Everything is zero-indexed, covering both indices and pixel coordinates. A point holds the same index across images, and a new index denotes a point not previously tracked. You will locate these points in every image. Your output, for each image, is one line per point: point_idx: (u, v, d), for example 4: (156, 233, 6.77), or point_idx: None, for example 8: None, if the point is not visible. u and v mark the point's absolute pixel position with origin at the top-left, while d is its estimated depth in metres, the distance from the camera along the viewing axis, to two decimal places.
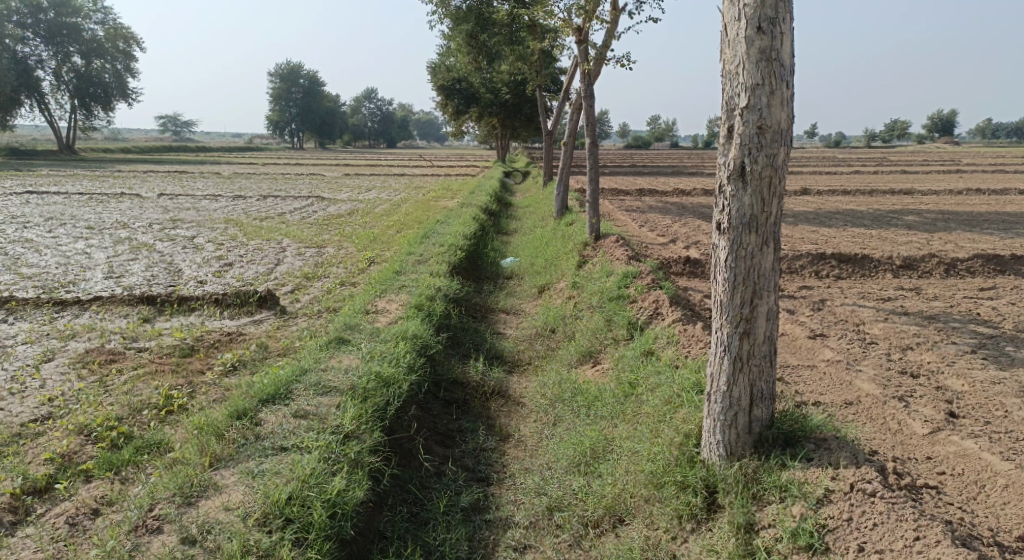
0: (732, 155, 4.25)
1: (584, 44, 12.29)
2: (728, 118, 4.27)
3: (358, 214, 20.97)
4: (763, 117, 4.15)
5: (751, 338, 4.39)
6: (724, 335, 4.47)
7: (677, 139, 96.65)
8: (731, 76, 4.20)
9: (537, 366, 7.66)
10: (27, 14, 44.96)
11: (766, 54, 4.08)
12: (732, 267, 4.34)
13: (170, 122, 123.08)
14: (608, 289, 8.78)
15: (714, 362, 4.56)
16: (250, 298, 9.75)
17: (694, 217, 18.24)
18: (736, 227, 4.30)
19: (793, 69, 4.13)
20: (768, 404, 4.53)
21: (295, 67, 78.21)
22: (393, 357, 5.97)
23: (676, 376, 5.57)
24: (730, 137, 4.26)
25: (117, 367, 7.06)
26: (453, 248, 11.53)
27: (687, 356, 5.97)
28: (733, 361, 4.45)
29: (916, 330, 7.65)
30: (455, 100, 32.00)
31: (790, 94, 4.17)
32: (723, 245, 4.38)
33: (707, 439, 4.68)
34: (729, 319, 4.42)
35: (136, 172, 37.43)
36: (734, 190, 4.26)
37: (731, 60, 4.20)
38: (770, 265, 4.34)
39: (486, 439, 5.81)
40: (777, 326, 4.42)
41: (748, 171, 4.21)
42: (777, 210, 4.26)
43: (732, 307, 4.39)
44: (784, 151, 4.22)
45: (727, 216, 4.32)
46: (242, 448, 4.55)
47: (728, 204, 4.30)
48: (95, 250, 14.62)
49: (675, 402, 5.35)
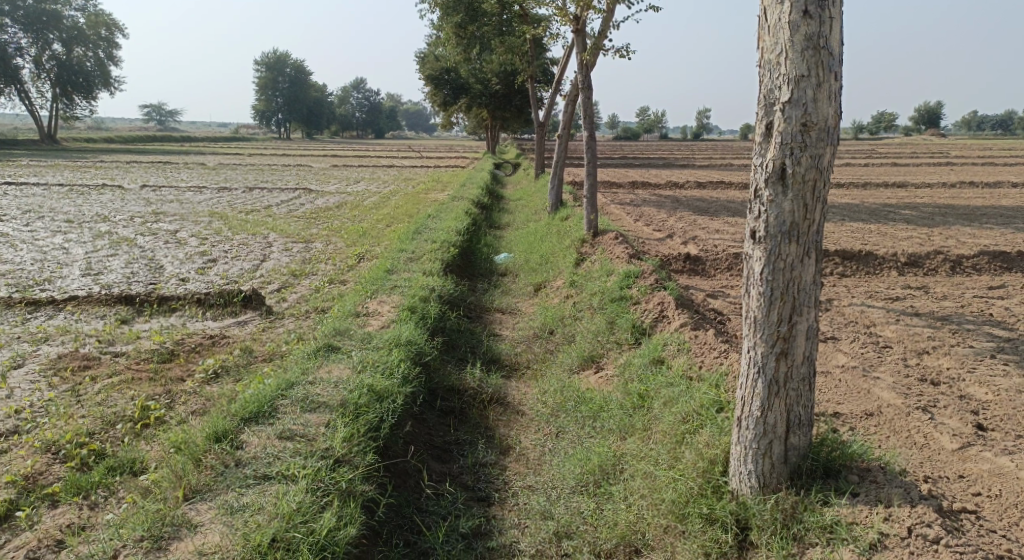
0: (771, 156, 3.92)
1: (581, 34, 11.89)
2: (767, 113, 3.92)
3: (346, 207, 20.50)
4: (808, 112, 3.80)
5: (789, 357, 4.07)
6: (758, 354, 4.13)
7: (665, 131, 96.47)
8: (771, 66, 3.86)
9: (536, 370, 7.30)
10: (5, 1, 43.98)
11: (814, 42, 3.73)
12: (769, 281, 4.01)
13: (156, 111, 121.76)
14: (609, 290, 8.42)
15: (746, 384, 4.23)
16: (235, 298, 9.33)
17: (688, 211, 17.92)
18: (775, 236, 3.96)
19: (841, 59, 3.79)
20: (805, 431, 4.21)
21: (282, 57, 77.35)
22: (386, 367, 5.58)
23: (693, 391, 5.22)
24: (769, 136, 3.92)
25: (90, 375, 6.65)
26: (446, 244, 11.13)
27: (699, 367, 5.63)
28: (769, 382, 4.11)
29: (930, 333, 7.34)
30: (444, 90, 31.60)
31: (838, 87, 3.83)
32: (758, 256, 4.04)
33: (737, 468, 4.34)
34: (765, 338, 4.08)
35: (119, 162, 36.71)
36: (773, 195, 3.94)
37: (772, 48, 3.86)
38: (811, 278, 4.01)
39: (486, 454, 5.45)
40: (817, 345, 4.10)
41: (790, 174, 3.87)
42: (819, 217, 3.93)
43: (768, 324, 4.06)
44: (830, 152, 3.88)
45: (765, 223, 3.98)
46: (221, 477, 4.16)
47: (766, 211, 3.97)
48: (74, 246, 14.12)
49: (693, 420, 5.01)
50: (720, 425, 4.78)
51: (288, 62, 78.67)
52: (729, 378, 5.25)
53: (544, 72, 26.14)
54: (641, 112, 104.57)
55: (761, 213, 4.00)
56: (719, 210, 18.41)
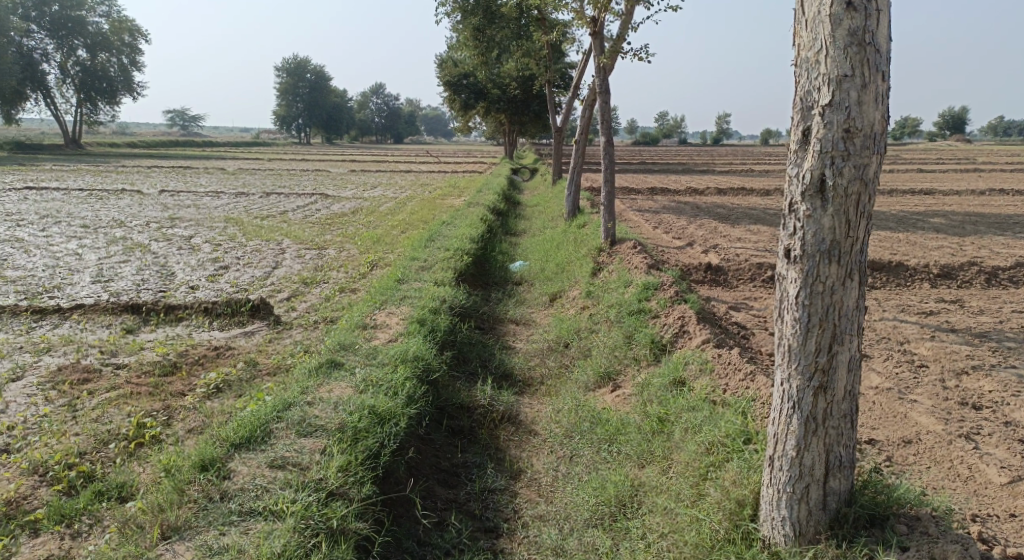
0: (809, 166, 3.59)
1: (600, 36, 11.58)
2: (804, 118, 3.60)
3: (362, 212, 20.32)
4: (852, 117, 3.47)
5: (829, 389, 3.73)
6: (793, 388, 3.79)
7: (685, 137, 95.76)
8: (810, 65, 3.54)
9: (551, 387, 6.98)
10: (32, 7, 44.41)
11: (859, 37, 3.40)
12: (807, 307, 3.67)
13: (179, 117, 123.01)
14: (627, 302, 8.08)
15: (779, 418, 3.89)
16: (243, 307, 9.09)
17: (709, 218, 17.54)
18: (812, 256, 3.63)
19: (888, 57, 3.46)
20: (846, 474, 3.85)
21: (303, 62, 77.75)
22: (391, 387, 5.29)
23: (718, 420, 4.88)
24: (807, 143, 3.59)
25: (88, 388, 6.41)
26: (459, 252, 10.85)
27: (723, 391, 5.29)
28: (804, 418, 3.77)
29: (968, 351, 6.93)
30: (463, 95, 31.15)
31: (884, 88, 3.50)
32: (793, 278, 3.71)
33: (769, 514, 4.00)
34: (801, 369, 3.75)
35: (140, 167, 36.97)
36: (811, 209, 3.60)
37: (810, 44, 3.54)
38: (854, 303, 3.67)
39: (495, 479, 5.13)
40: (860, 378, 3.76)
41: (830, 185, 3.54)
42: (863, 234, 3.60)
43: (805, 355, 3.73)
44: (876, 160, 3.55)
45: (802, 241, 3.65)
46: (205, 511, 3.88)
47: (803, 227, 3.64)
48: (87, 251, 14.02)
49: (718, 453, 4.68)
50: (748, 461, 4.44)
51: (309, 67, 79.04)
52: (756, 404, 4.91)
53: (563, 77, 25.85)
54: (661, 116, 104.24)
55: (798, 230, 3.68)
56: (741, 217, 17.98)
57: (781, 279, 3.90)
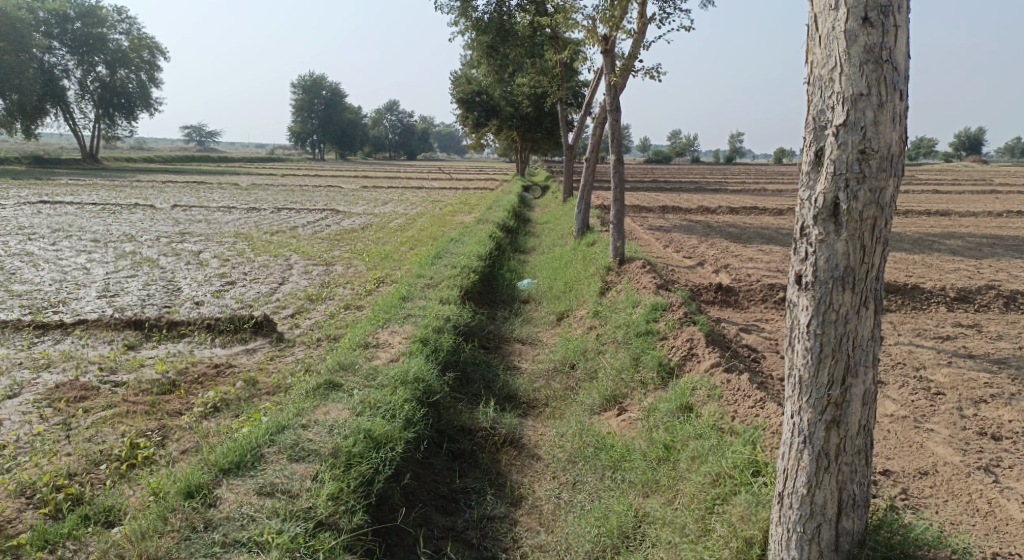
0: (822, 188, 3.45)
1: (610, 54, 11.51)
2: (817, 139, 3.46)
3: (371, 229, 20.30)
4: (867, 138, 3.33)
5: (842, 423, 3.56)
6: (804, 421, 3.63)
7: (698, 155, 95.69)
8: (823, 83, 3.40)
9: (555, 409, 6.83)
10: (54, 24, 45.04)
11: (875, 54, 3.27)
12: (819, 336, 3.52)
13: (196, 132, 124.22)
14: (634, 323, 7.92)
15: (789, 452, 3.72)
16: (246, 324, 9.00)
17: (721, 238, 17.36)
18: (825, 283, 3.48)
19: (907, 76, 3.32)
20: (860, 513, 3.67)
21: (318, 79, 78.46)
22: (388, 409, 5.15)
23: (725, 449, 4.71)
24: (820, 164, 3.45)
25: (84, 406, 6.31)
26: (466, 270, 10.74)
27: (731, 418, 5.11)
28: (816, 452, 3.60)
29: (986, 378, 6.72)
30: (475, 113, 31.21)
31: (902, 108, 3.36)
32: (805, 306, 3.56)
33: (778, 554, 3.82)
34: (813, 402, 3.59)
35: (154, 182, 37.26)
36: (824, 233, 3.46)
37: (824, 61, 3.40)
38: (868, 333, 3.51)
39: (495, 506, 4.97)
40: (875, 412, 3.59)
41: (845, 208, 3.39)
42: (878, 261, 3.44)
43: (817, 387, 3.57)
44: (893, 184, 3.40)
45: (814, 267, 3.50)
46: (188, 541, 3.74)
47: (816, 252, 3.49)
48: (96, 265, 14.03)
49: (724, 485, 4.50)
50: (756, 495, 4.26)
51: (324, 84, 79.67)
52: (766, 433, 4.73)
53: (575, 96, 25.86)
54: (674, 134, 104.29)
55: (810, 255, 3.53)
56: (753, 237, 17.81)
57: (792, 306, 3.75)
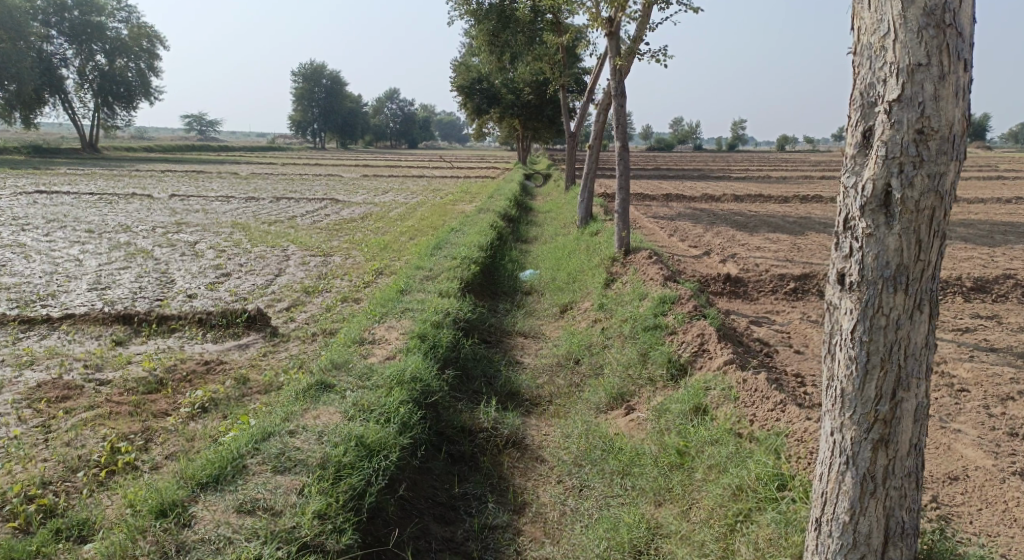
0: (871, 174, 3.12)
1: (615, 37, 11.12)
2: (867, 120, 3.13)
3: (371, 218, 19.97)
4: (926, 117, 3.00)
5: (890, 442, 3.24)
6: (847, 439, 3.31)
7: (700, 142, 95.08)
8: (874, 52, 3.07)
9: (559, 406, 6.52)
10: (52, 13, 44.40)
11: (936, 18, 2.94)
12: (866, 344, 3.19)
13: (196, 122, 123.64)
14: (642, 316, 7.58)
15: (827, 472, 3.41)
16: (238, 318, 8.68)
17: (727, 226, 17.02)
18: (874, 283, 3.16)
19: (971, 44, 2.98)
20: (908, 542, 3.35)
21: (318, 68, 77.89)
22: (382, 413, 4.84)
23: (747, 462, 4.40)
24: (868, 147, 3.13)
25: (65, 407, 6.01)
26: (466, 261, 10.42)
27: (750, 423, 4.80)
28: (860, 475, 3.29)
29: (1012, 374, 6.39)
30: (476, 100, 30.84)
31: (966, 82, 3.02)
32: (849, 310, 3.24)
33: None
34: (858, 419, 3.27)
35: (154, 171, 36.90)
36: (872, 226, 3.14)
37: (875, 27, 3.07)
38: (922, 340, 3.18)
39: (497, 515, 4.67)
40: (926, 428, 3.27)
41: (897, 197, 3.07)
42: (934, 259, 3.11)
43: (862, 401, 3.25)
44: (953, 169, 3.07)
45: (861, 265, 3.18)
46: None
47: (862, 249, 3.17)
48: (89, 257, 13.71)
49: (747, 500, 4.20)
50: (783, 514, 3.96)
51: (324, 72, 79.05)
52: (788, 440, 4.44)
53: (577, 83, 25.43)
54: (676, 121, 103.66)
55: (855, 251, 3.21)
56: (759, 225, 17.47)
57: (831, 309, 3.43)
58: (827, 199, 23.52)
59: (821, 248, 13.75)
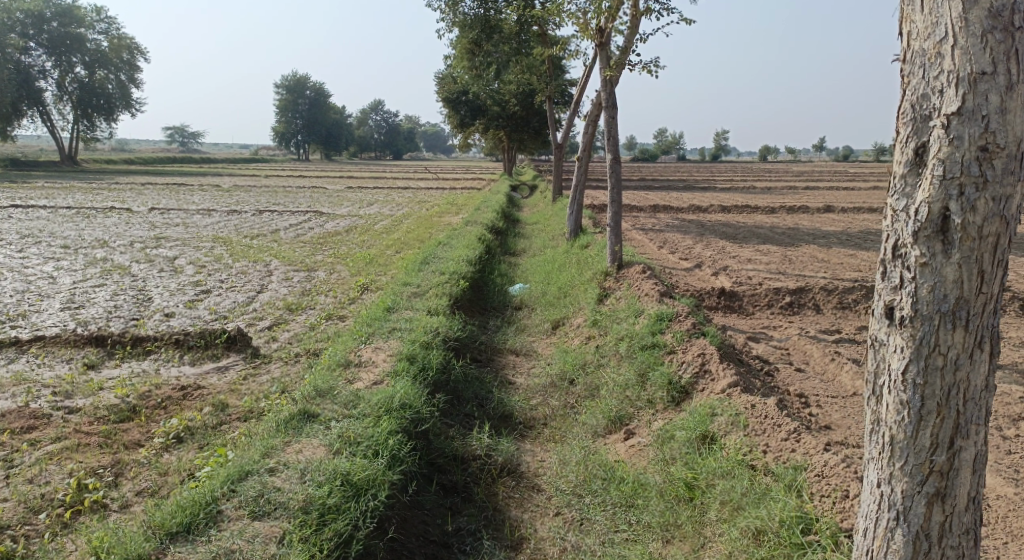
0: (927, 197, 2.89)
1: (605, 47, 10.91)
2: (920, 136, 2.90)
3: (355, 231, 19.64)
4: (991, 132, 2.76)
5: (946, 496, 3.01)
6: (899, 492, 3.07)
7: (684, 153, 95.53)
8: (928, 60, 2.85)
9: (555, 430, 6.24)
10: (30, 25, 43.75)
11: (1003, 19, 2.71)
12: (921, 387, 2.96)
13: (178, 134, 122.56)
14: (638, 335, 7.32)
15: (872, 527, 3.19)
16: (217, 339, 8.33)
17: (716, 238, 16.87)
18: (930, 318, 2.92)
19: None
20: None
21: (302, 80, 77.51)
22: (371, 445, 4.53)
23: (766, 501, 4.15)
24: (922, 166, 2.90)
25: (30, 439, 5.65)
26: (455, 276, 10.13)
27: (763, 455, 4.58)
28: (912, 532, 3.06)
29: (1021, 392, 6.18)
30: (461, 112, 30.66)
31: None
32: (902, 348, 3.00)
33: None
34: (910, 469, 3.03)
35: (134, 184, 36.33)
36: (927, 254, 2.90)
37: (929, 30, 2.85)
38: (982, 382, 2.95)
39: (492, 553, 4.38)
40: (984, 477, 3.03)
41: (957, 222, 2.83)
42: (997, 290, 2.87)
43: (915, 449, 3.01)
44: (1018, 192, 2.83)
45: (915, 298, 2.94)
46: None
47: (916, 280, 2.93)
48: (63, 274, 13.28)
49: (769, 545, 3.94)
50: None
51: (308, 83, 78.60)
52: (808, 477, 4.22)
53: (562, 94, 25.26)
54: (660, 132, 104.19)
55: (907, 282, 2.97)
56: (748, 236, 17.36)
57: (876, 346, 3.21)
58: (814, 209, 23.47)
59: (813, 260, 13.60)
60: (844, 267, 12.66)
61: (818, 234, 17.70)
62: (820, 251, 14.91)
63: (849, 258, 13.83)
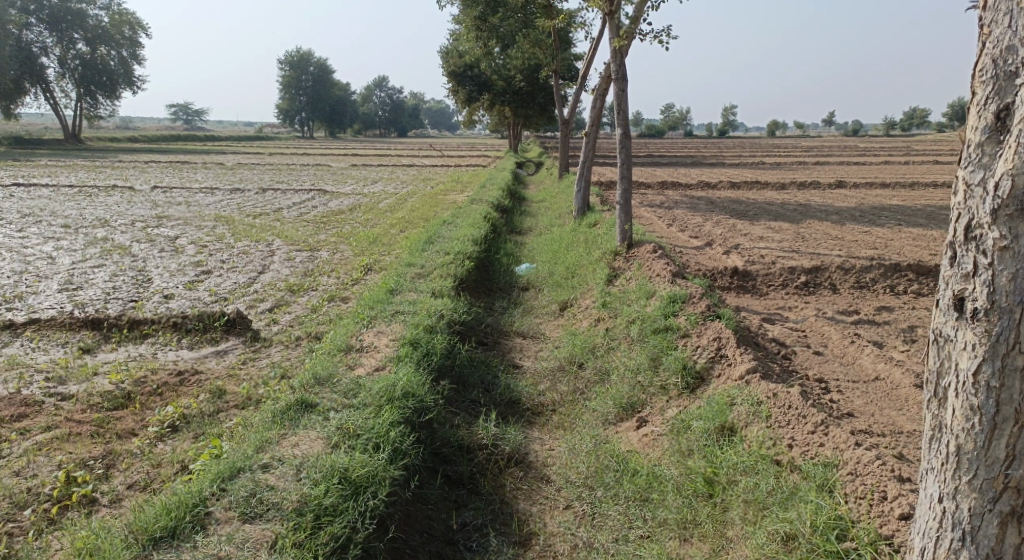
0: (1009, 170, 2.84)
1: (614, 18, 10.52)
2: (1003, 102, 2.87)
3: (360, 210, 19.33)
4: None
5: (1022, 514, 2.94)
6: (969, 510, 3.02)
7: (691, 129, 94.65)
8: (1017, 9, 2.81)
9: (564, 417, 6.01)
10: (30, 1, 43.12)
11: None
12: (996, 391, 2.90)
13: (183, 112, 121.82)
14: (650, 317, 7.04)
15: (934, 545, 3.16)
16: (216, 322, 8.09)
17: (726, 215, 16.56)
18: (1009, 310, 2.85)
19: None
20: None
21: (306, 56, 76.65)
22: (371, 438, 4.30)
23: (793, 504, 3.96)
24: (1005, 135, 2.87)
25: (19, 428, 5.43)
26: (460, 256, 9.85)
27: (789, 449, 4.36)
28: (982, 554, 3.02)
29: None
30: (467, 88, 30.17)
31: None
32: (975, 343, 2.95)
33: None
34: (982, 484, 2.98)
35: (137, 162, 35.99)
36: (1008, 236, 2.85)
37: None
38: None
39: (500, 550, 4.18)
40: None
41: None
42: None
43: (989, 461, 2.96)
44: None
45: (992, 287, 2.89)
46: None
47: (994, 267, 2.88)
48: (62, 254, 13.05)
49: (800, 552, 3.74)
50: None
51: (312, 60, 77.70)
52: (841, 475, 4.02)
53: (569, 69, 24.83)
54: (667, 108, 103.15)
55: (982, 268, 2.92)
56: (759, 213, 17.04)
57: (939, 343, 3.17)
58: (825, 185, 23.03)
59: (826, 237, 13.28)
60: (859, 244, 12.37)
61: (830, 211, 17.33)
62: (834, 228, 14.56)
63: (863, 235, 13.51)
